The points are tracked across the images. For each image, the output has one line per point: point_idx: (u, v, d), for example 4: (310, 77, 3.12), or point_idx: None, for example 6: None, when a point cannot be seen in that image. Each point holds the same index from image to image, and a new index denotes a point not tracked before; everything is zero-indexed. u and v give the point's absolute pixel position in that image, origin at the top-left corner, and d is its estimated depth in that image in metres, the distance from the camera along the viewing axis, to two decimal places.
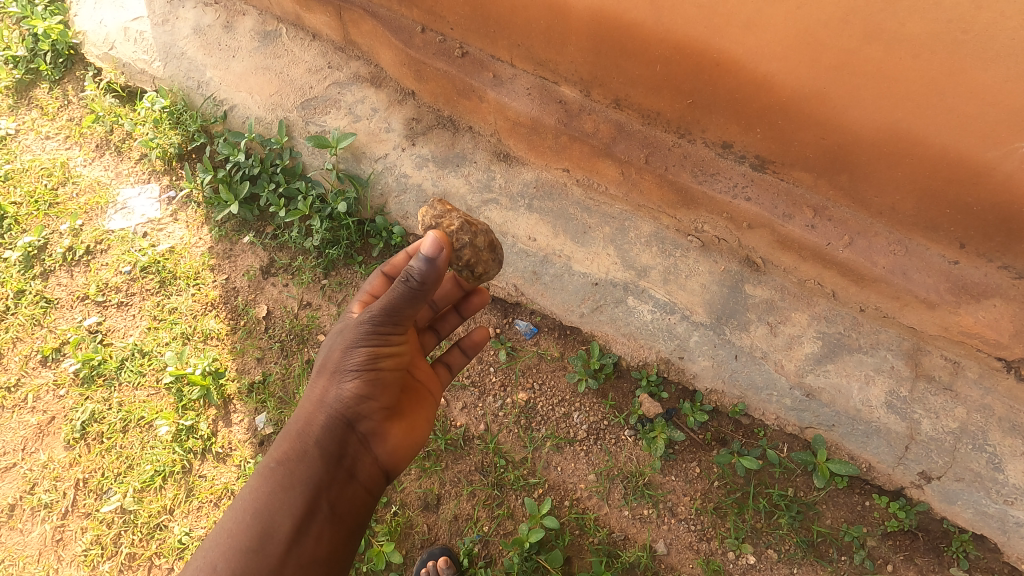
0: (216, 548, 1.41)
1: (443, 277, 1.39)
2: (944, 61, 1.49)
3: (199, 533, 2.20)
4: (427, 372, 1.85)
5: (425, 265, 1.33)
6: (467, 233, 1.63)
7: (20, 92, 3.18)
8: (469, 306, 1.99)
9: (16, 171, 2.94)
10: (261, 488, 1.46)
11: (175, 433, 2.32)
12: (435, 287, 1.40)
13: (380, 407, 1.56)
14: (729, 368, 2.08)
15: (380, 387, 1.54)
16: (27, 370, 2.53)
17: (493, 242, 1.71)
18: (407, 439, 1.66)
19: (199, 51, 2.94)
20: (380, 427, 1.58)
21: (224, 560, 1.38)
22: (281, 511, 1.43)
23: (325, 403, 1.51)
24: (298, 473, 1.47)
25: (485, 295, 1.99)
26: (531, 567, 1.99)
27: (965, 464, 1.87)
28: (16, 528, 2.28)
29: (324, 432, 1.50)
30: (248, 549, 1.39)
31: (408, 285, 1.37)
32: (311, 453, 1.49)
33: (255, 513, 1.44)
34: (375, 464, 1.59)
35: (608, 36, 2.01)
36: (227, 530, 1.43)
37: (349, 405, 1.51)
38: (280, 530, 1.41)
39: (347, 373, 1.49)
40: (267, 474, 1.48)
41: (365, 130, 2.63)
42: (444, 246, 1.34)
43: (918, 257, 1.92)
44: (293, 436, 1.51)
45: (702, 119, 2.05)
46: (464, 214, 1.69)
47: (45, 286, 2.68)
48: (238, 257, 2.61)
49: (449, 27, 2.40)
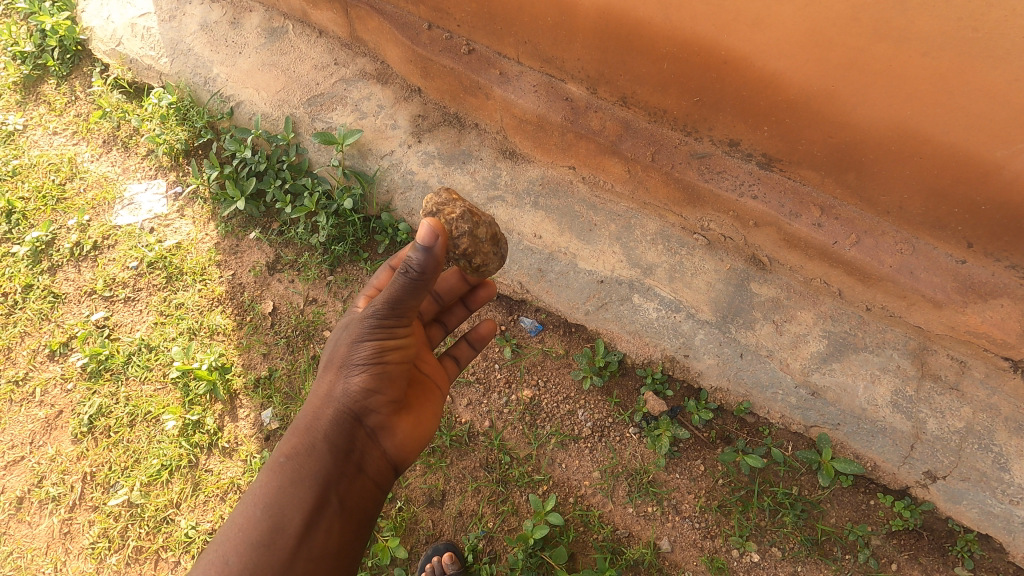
0: (227, 543, 1.40)
1: (442, 266, 1.39)
2: (954, 58, 1.48)
3: (205, 527, 2.21)
4: (434, 366, 1.86)
5: (423, 254, 1.33)
6: (466, 222, 1.62)
7: (28, 87, 3.20)
8: (476, 299, 1.99)
9: (24, 166, 2.96)
10: (271, 482, 1.47)
11: (182, 428, 2.34)
12: (436, 277, 1.40)
13: (387, 401, 1.56)
14: (734, 366, 2.09)
15: (387, 381, 1.54)
16: (34, 364, 2.55)
17: (496, 236, 1.72)
18: (415, 432, 1.66)
19: (206, 47, 2.95)
20: (388, 421, 1.58)
21: (235, 556, 1.38)
22: (291, 506, 1.43)
23: (332, 398, 1.52)
24: (307, 468, 1.47)
25: (492, 287, 1.98)
26: (535, 563, 2.00)
27: (971, 464, 1.86)
28: (24, 521, 2.30)
29: (332, 426, 1.51)
30: (259, 543, 1.38)
31: (408, 276, 1.36)
32: (320, 447, 1.50)
33: (264, 508, 1.44)
34: (383, 458, 1.60)
35: (615, 33, 2.01)
36: (237, 526, 1.42)
37: (356, 398, 1.51)
38: (290, 525, 1.41)
39: (354, 367, 1.50)
40: (277, 468, 1.48)
41: (372, 127, 2.63)
42: (441, 234, 1.33)
43: (925, 256, 1.91)
44: (301, 430, 1.52)
45: (709, 117, 2.05)
46: (468, 204, 1.68)
47: (53, 281, 2.70)
48: (244, 253, 2.62)
49: (456, 24, 2.41)
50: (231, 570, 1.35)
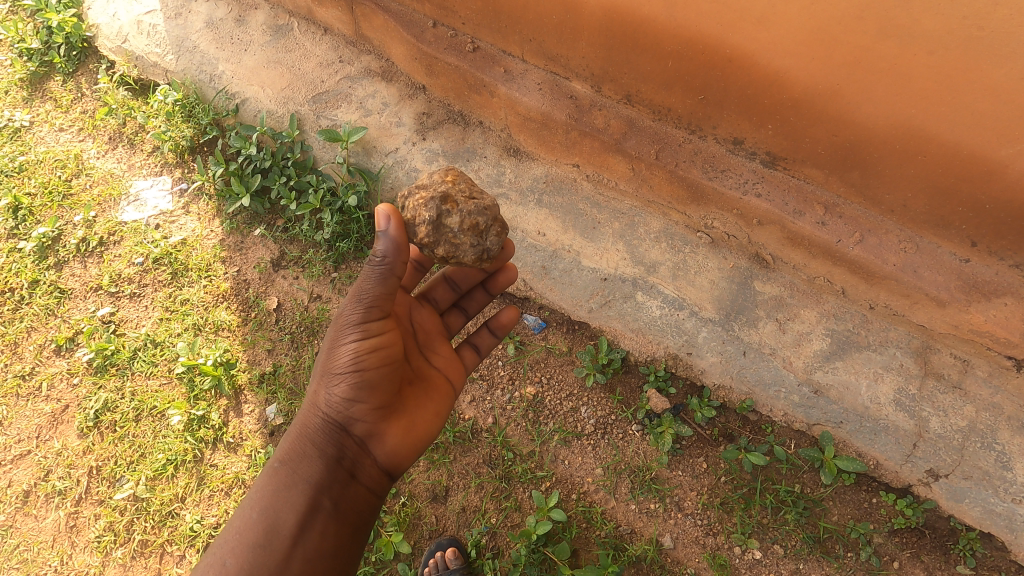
0: (226, 544, 1.44)
1: (405, 250, 1.40)
2: (959, 57, 1.49)
3: (211, 522, 2.23)
4: (446, 358, 1.81)
5: (383, 240, 1.37)
6: (430, 209, 1.52)
7: (34, 84, 3.22)
8: (496, 284, 1.93)
9: (30, 162, 2.98)
10: (268, 486, 1.52)
11: (187, 423, 2.35)
12: (402, 264, 1.42)
13: (372, 409, 1.51)
14: (737, 364, 2.09)
15: (368, 389, 1.49)
16: (41, 359, 2.57)
17: (478, 226, 1.56)
18: (411, 436, 1.60)
19: (212, 44, 2.96)
20: (376, 428, 1.53)
21: (233, 557, 1.42)
22: (285, 507, 1.47)
23: (319, 405, 1.52)
24: (299, 472, 1.51)
25: (514, 271, 1.91)
26: (538, 559, 2.01)
27: (974, 462, 1.87)
28: (30, 514, 2.32)
29: (320, 432, 1.51)
30: (255, 545, 1.42)
31: (373, 265, 1.39)
32: (309, 453, 1.52)
33: (261, 510, 1.48)
34: (374, 464, 1.57)
35: (619, 31, 2.01)
36: (236, 528, 1.46)
37: (340, 406, 1.49)
38: (284, 526, 1.45)
39: (335, 374, 1.48)
40: (272, 473, 1.53)
41: (376, 124, 2.64)
42: (395, 217, 1.38)
43: (929, 255, 1.92)
44: (293, 437, 1.55)
45: (713, 115, 2.05)
46: (442, 190, 1.56)
47: (59, 276, 2.71)
48: (249, 250, 2.63)
49: (461, 22, 2.42)
50: (229, 571, 1.40)
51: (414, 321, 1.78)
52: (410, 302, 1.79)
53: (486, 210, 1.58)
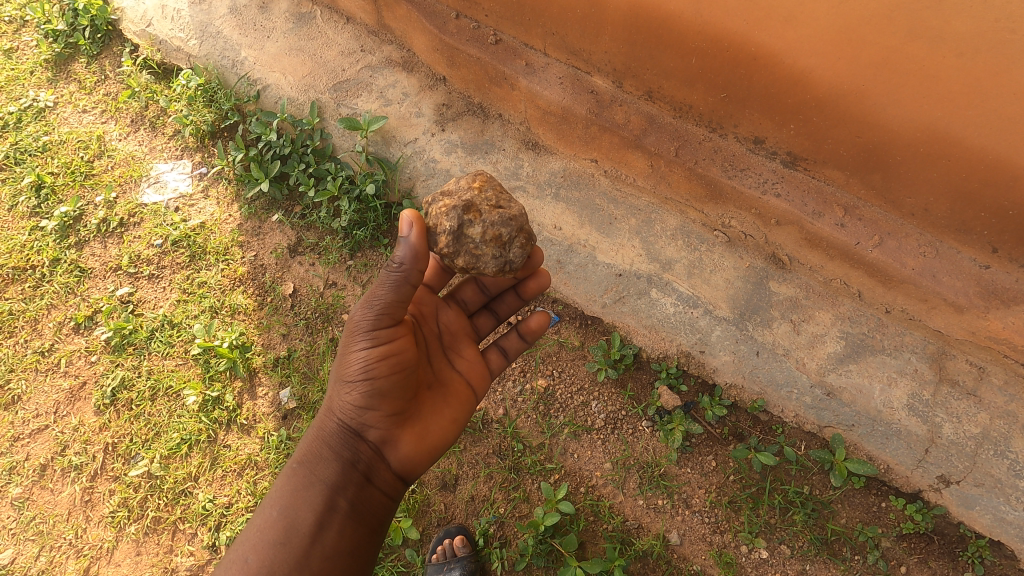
0: (249, 540, 1.48)
1: (423, 257, 1.41)
2: (990, 60, 1.48)
3: (222, 501, 2.26)
4: (470, 361, 1.80)
5: (403, 247, 1.38)
6: (451, 218, 1.51)
7: (59, 65, 3.25)
8: (526, 290, 1.88)
9: (53, 143, 3.02)
10: (288, 485, 1.55)
11: (201, 403, 2.39)
12: (418, 273, 1.43)
13: (385, 416, 1.52)
14: (750, 364, 2.09)
15: (380, 395, 1.49)
16: (59, 336, 2.61)
17: (501, 238, 1.54)
18: (425, 443, 1.60)
19: (235, 30, 2.98)
20: (390, 434, 1.54)
21: (255, 553, 1.45)
22: (305, 505, 1.50)
23: (335, 409, 1.54)
24: (317, 472, 1.53)
25: (545, 277, 1.86)
26: (545, 550, 2.03)
27: (986, 470, 1.86)
28: (47, 487, 2.37)
29: (336, 435, 1.53)
30: (275, 542, 1.45)
31: (391, 271, 1.40)
32: (325, 454, 1.54)
33: (281, 508, 1.51)
34: (388, 467, 1.58)
35: (644, 27, 2.02)
36: (256, 526, 1.50)
37: (353, 412, 1.51)
38: (303, 524, 1.48)
39: (348, 380, 1.49)
40: (291, 473, 1.57)
41: (396, 114, 2.65)
42: (418, 224, 1.37)
43: (949, 260, 1.92)
44: (312, 438, 1.57)
45: (736, 113, 2.05)
46: (462, 201, 1.54)
47: (80, 256, 2.75)
48: (266, 235, 2.65)
49: (484, 14, 2.44)
50: (250, 567, 1.43)
51: (440, 322, 1.79)
52: (437, 303, 1.80)
53: (512, 221, 1.55)
